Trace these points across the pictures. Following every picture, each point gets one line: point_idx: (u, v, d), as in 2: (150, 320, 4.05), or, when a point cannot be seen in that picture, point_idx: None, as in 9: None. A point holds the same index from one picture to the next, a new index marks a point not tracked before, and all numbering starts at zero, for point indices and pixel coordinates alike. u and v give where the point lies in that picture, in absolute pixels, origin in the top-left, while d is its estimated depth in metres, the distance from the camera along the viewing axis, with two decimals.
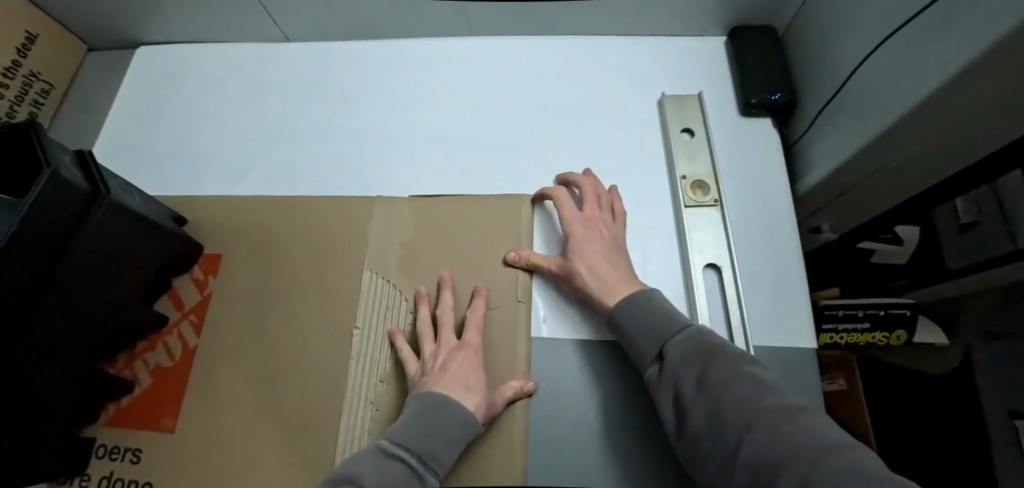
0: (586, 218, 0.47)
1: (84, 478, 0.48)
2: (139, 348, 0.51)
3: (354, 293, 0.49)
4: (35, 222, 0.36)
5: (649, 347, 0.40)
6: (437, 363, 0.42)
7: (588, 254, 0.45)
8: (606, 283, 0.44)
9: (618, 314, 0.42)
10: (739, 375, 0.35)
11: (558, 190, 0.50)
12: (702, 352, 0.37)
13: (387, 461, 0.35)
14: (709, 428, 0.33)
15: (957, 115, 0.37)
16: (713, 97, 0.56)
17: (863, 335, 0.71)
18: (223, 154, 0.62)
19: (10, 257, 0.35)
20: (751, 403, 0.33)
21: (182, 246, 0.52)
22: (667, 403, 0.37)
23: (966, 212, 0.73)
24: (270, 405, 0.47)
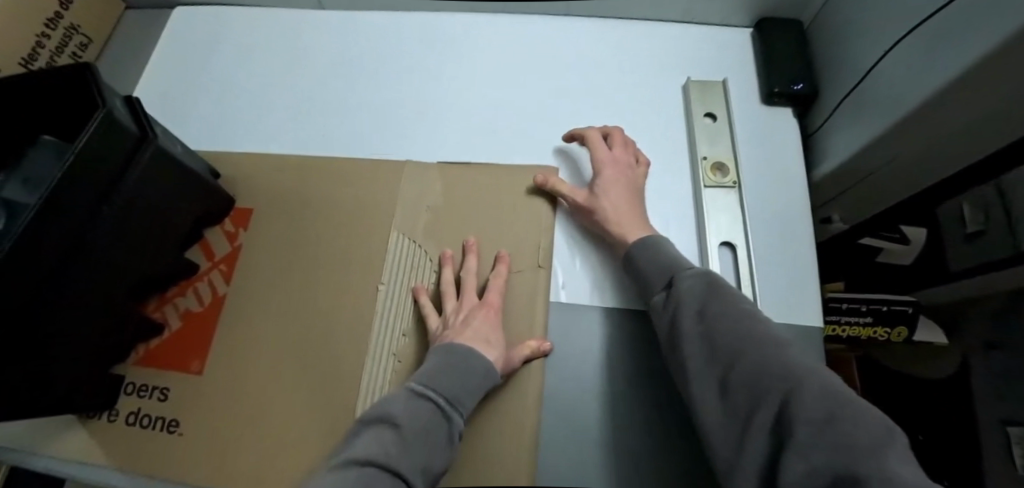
0: (614, 160, 0.50)
1: (112, 412, 0.50)
2: (170, 293, 0.53)
3: (381, 251, 0.51)
4: (88, 160, 0.38)
5: (659, 278, 0.43)
6: (460, 318, 0.45)
7: (611, 194, 0.48)
8: (621, 221, 0.47)
9: (635, 252, 0.45)
10: (737, 307, 0.37)
11: (594, 131, 0.52)
12: (707, 286, 0.39)
13: (417, 400, 0.38)
14: (706, 354, 0.37)
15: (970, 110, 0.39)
16: (736, 84, 0.57)
17: (866, 329, 0.73)
18: (256, 113, 0.63)
19: (67, 192, 0.37)
20: (747, 333, 0.35)
21: (217, 198, 0.54)
22: (665, 327, 0.40)
23: (974, 219, 0.76)
24: (295, 352, 0.49)
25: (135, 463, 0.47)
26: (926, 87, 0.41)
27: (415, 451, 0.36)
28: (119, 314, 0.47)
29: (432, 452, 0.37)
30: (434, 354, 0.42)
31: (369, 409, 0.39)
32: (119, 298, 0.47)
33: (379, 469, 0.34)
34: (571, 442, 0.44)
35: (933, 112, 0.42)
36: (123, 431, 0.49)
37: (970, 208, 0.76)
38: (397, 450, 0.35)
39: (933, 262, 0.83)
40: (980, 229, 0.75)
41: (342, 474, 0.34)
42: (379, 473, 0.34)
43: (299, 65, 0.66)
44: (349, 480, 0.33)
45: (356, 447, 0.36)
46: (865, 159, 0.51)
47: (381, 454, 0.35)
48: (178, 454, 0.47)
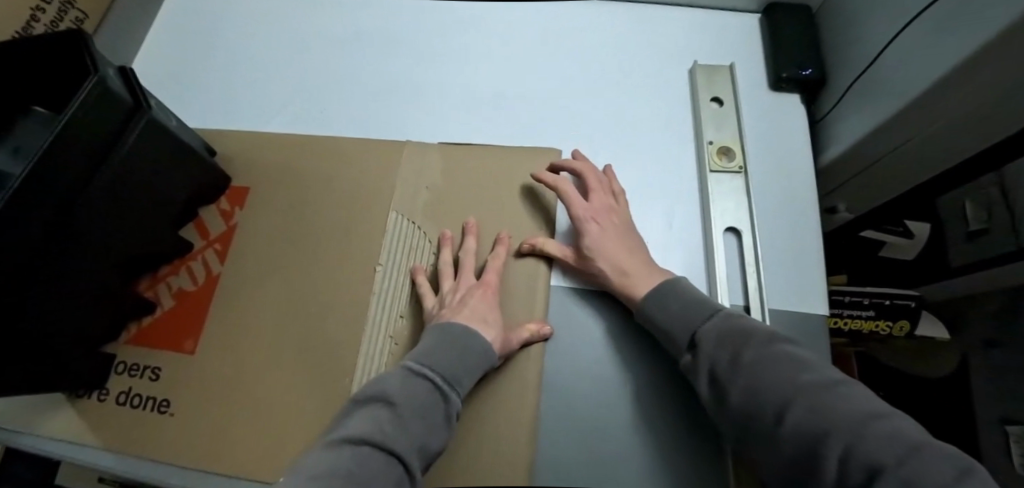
0: (593, 208, 0.47)
1: (103, 392, 0.49)
2: (163, 272, 0.52)
3: (380, 232, 0.50)
4: (78, 129, 0.36)
5: (681, 333, 0.40)
6: (456, 297, 0.44)
7: (607, 249, 0.45)
8: (627, 275, 0.44)
9: (649, 313, 0.42)
10: (776, 354, 0.35)
11: (561, 181, 0.48)
12: (737, 334, 0.38)
13: (414, 379, 0.37)
14: (751, 406, 0.34)
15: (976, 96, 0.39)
16: (743, 69, 0.56)
17: (867, 322, 0.73)
18: (254, 92, 0.62)
19: (55, 161, 0.36)
20: (792, 380, 0.33)
21: (213, 176, 0.53)
22: (704, 385, 0.38)
23: (976, 217, 0.75)
24: (290, 334, 0.48)
25: (125, 443, 0.46)
26: (935, 71, 0.41)
27: (412, 430, 0.35)
28: (112, 291, 0.46)
29: (430, 431, 0.36)
30: (429, 334, 0.41)
31: (363, 388, 0.39)
32: (111, 274, 0.45)
33: (374, 448, 0.33)
34: (574, 427, 0.43)
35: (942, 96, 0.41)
36: (113, 410, 0.48)
37: (972, 206, 0.74)
38: (394, 429, 0.35)
39: (935, 258, 0.82)
40: (983, 227, 0.74)
41: (336, 452, 0.33)
42: (375, 451, 0.33)
43: (299, 45, 0.65)
44: (342, 457, 0.33)
45: (350, 425, 0.35)
46: (871, 146, 0.50)
47: (377, 432, 0.34)
48: (169, 434, 0.46)
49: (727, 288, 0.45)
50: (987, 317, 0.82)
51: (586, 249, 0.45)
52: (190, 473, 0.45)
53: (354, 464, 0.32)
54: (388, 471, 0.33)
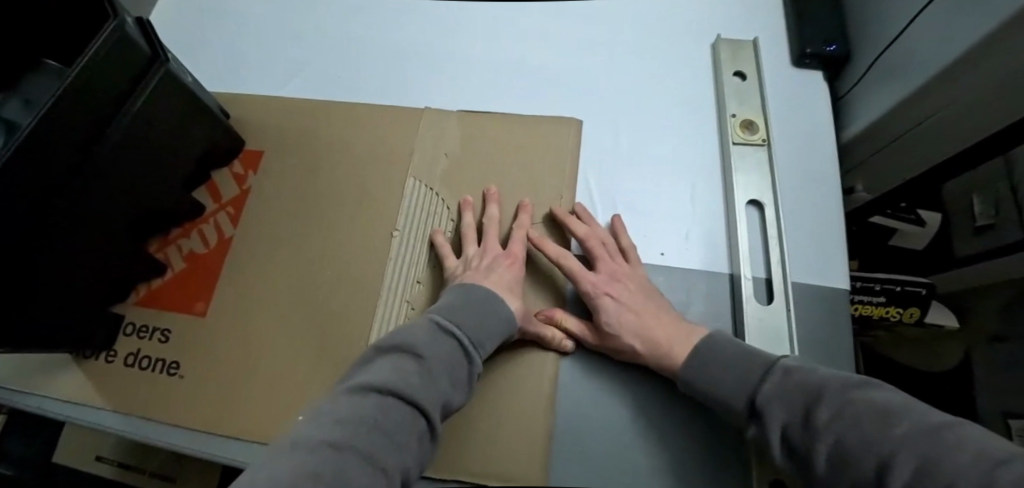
0: (602, 278, 0.43)
1: (111, 354, 0.48)
2: (174, 234, 0.51)
3: (397, 198, 0.49)
4: (89, 80, 0.35)
5: (735, 398, 0.36)
6: (482, 262, 0.43)
7: (629, 323, 0.41)
8: (658, 346, 0.40)
9: (688, 378, 0.38)
10: (858, 406, 0.29)
11: (564, 254, 0.44)
12: (804, 391, 0.32)
13: (440, 334, 0.37)
14: (843, 478, 0.28)
15: (996, 72, 0.38)
16: (766, 44, 0.56)
17: (879, 308, 0.74)
18: (270, 57, 0.61)
19: (71, 112, 0.34)
20: (881, 434, 0.27)
21: (227, 137, 0.52)
22: (781, 454, 0.32)
23: (984, 213, 0.74)
24: (301, 298, 0.47)
25: (134, 405, 0.45)
26: (962, 45, 0.40)
27: (437, 387, 0.34)
28: (121, 250, 0.45)
29: (455, 390, 0.35)
30: (449, 293, 0.41)
31: (384, 339, 0.37)
32: (118, 238, 0.44)
33: (400, 401, 0.32)
34: (585, 398, 0.43)
35: (966, 70, 0.40)
36: (121, 371, 0.47)
37: (981, 200, 0.74)
38: (420, 383, 0.33)
39: (943, 248, 0.82)
40: (990, 222, 0.74)
41: (359, 400, 0.31)
42: (399, 403, 0.31)
43: (316, 12, 0.64)
44: (366, 406, 0.31)
45: (370, 374, 0.33)
46: (893, 122, 0.50)
47: (403, 385, 0.32)
48: (178, 397, 0.45)
49: (748, 257, 0.45)
50: (996, 311, 0.81)
51: (605, 324, 0.42)
52: (197, 437, 0.44)
53: (378, 415, 0.30)
54: (412, 423, 0.31)
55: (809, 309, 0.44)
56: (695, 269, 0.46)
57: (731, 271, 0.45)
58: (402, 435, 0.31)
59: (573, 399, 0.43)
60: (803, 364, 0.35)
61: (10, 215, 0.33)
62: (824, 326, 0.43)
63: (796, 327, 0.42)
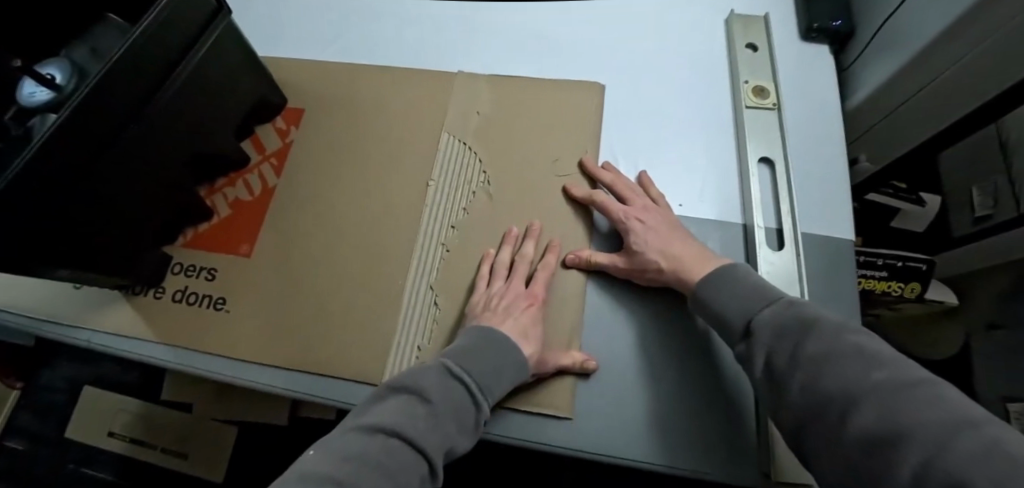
0: (634, 209, 0.47)
1: (159, 290, 0.51)
2: (220, 183, 0.54)
3: (432, 152, 0.53)
4: (163, 25, 0.38)
5: (738, 319, 0.38)
6: (502, 303, 0.44)
7: (657, 242, 0.45)
8: (681, 266, 0.43)
9: (702, 292, 0.41)
10: (844, 350, 0.30)
11: (596, 192, 0.49)
12: (797, 324, 0.34)
13: (449, 380, 0.38)
14: (808, 406, 0.31)
15: (994, 31, 0.42)
16: (777, 20, 0.59)
17: (880, 283, 0.77)
18: (303, 21, 0.64)
19: (146, 50, 0.38)
20: (858, 379, 0.28)
21: (275, 94, 0.56)
22: (759, 369, 0.35)
23: (982, 204, 0.78)
24: (340, 241, 0.50)
25: (182, 336, 0.48)
26: (953, 13, 0.44)
27: (441, 430, 0.36)
28: (177, 191, 0.49)
29: (460, 434, 0.37)
30: (466, 334, 0.42)
31: (396, 375, 0.39)
32: (144, 211, 0.46)
33: (404, 444, 0.35)
34: (609, 337, 0.46)
35: (959, 36, 0.44)
36: (169, 306, 0.50)
37: (980, 192, 0.78)
38: (424, 427, 0.36)
39: (942, 230, 0.86)
40: (987, 212, 0.77)
41: (366, 439, 0.34)
42: (404, 447, 0.34)
43: None
44: (371, 447, 0.34)
45: (378, 412, 0.36)
46: (895, 88, 0.53)
47: (408, 427, 0.35)
48: (223, 329, 0.48)
49: (760, 209, 0.48)
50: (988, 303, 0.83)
51: (635, 245, 0.45)
52: (243, 366, 0.47)
53: (382, 456, 0.33)
54: (415, 466, 0.34)
55: (819, 257, 0.47)
56: (709, 219, 0.49)
57: (744, 221, 0.49)
58: (405, 476, 0.34)
59: (597, 338, 0.46)
60: (810, 302, 0.36)
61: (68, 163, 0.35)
62: (833, 273, 0.46)
63: (805, 272, 0.45)
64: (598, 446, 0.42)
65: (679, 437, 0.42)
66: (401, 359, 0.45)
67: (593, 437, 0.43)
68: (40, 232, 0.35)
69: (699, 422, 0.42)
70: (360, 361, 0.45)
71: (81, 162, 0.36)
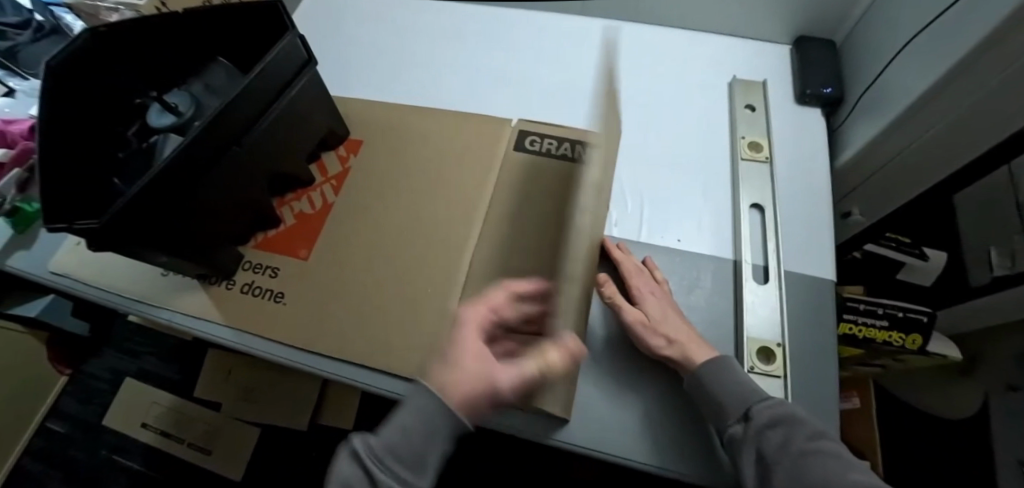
0: (645, 287, 0.51)
1: (230, 282, 0.61)
2: (288, 198, 0.65)
3: (466, 180, 0.62)
4: (267, 71, 0.49)
5: (735, 406, 0.43)
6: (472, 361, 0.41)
7: (669, 322, 0.48)
8: (683, 347, 0.47)
9: (703, 377, 0.45)
10: (824, 452, 0.39)
11: (624, 261, 0.54)
12: (790, 421, 0.41)
13: (348, 462, 0.42)
14: None
15: (957, 104, 0.48)
16: (774, 85, 0.68)
17: (882, 333, 0.80)
18: (367, 67, 0.76)
19: (253, 89, 0.49)
20: (839, 478, 0.37)
21: (341, 126, 0.66)
22: (749, 459, 0.41)
23: (1002, 263, 0.80)
24: (383, 250, 0.59)
25: (246, 322, 0.57)
26: (920, 86, 0.51)
27: None
28: (257, 202, 0.59)
29: None
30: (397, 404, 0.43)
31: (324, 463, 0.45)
32: (229, 214, 0.56)
33: None
34: (608, 351, 0.53)
35: (925, 108, 0.52)
36: (238, 296, 0.59)
37: (1001, 253, 0.81)
38: None
39: (952, 284, 0.89)
40: (1006, 271, 0.79)
41: None
42: None
43: (407, 37, 0.79)
44: None
45: None
46: (879, 148, 0.60)
47: None
48: (279, 318, 0.57)
49: (749, 247, 0.54)
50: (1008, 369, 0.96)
51: (651, 317, 0.49)
52: (293, 351, 0.55)
53: None
54: None
55: (801, 292, 0.52)
56: (704, 253, 0.56)
57: (734, 257, 0.55)
58: None
59: (599, 352, 0.53)
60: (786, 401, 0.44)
61: (187, 171, 0.46)
62: (811, 306, 0.52)
63: (786, 304, 0.51)
64: (594, 444, 0.48)
65: (666, 441, 0.47)
66: (424, 356, 0.52)
67: (590, 434, 0.48)
68: (150, 219, 0.45)
69: (685, 429, 0.48)
70: (388, 354, 0.53)
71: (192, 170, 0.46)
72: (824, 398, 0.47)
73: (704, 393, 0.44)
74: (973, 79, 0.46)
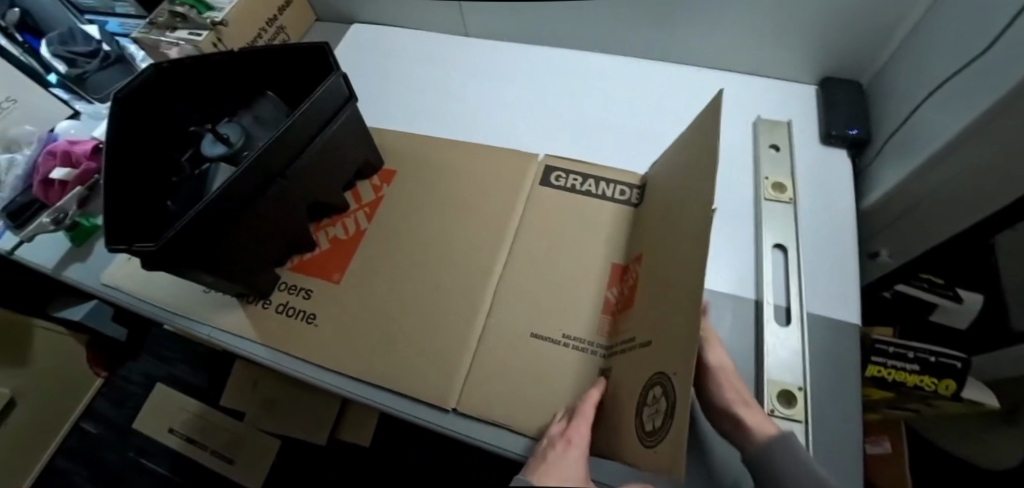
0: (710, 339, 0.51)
1: (266, 301, 0.64)
2: (324, 223, 0.68)
3: (493, 208, 0.64)
4: (310, 109, 0.53)
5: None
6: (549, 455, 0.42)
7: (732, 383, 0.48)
8: (749, 410, 0.45)
9: (775, 453, 0.42)
10: None
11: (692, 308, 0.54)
12: None
13: None
14: None
15: (984, 152, 0.48)
16: (799, 125, 0.69)
17: (913, 377, 0.78)
18: (402, 99, 0.80)
19: (298, 125, 0.53)
20: None
21: (376, 157, 0.70)
22: None
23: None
24: (411, 277, 0.61)
25: (279, 341, 0.60)
26: (938, 137, 0.52)
27: None
28: (296, 228, 0.62)
29: None
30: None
31: None
32: (270, 238, 0.59)
33: None
34: None
35: (943, 160, 0.52)
36: (272, 315, 0.63)
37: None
38: None
39: (992, 328, 0.86)
40: None
41: None
42: None
43: (441, 71, 0.83)
44: None
45: None
46: (901, 193, 0.60)
47: None
48: (312, 339, 0.60)
49: (772, 288, 0.55)
50: None
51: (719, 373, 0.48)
52: (323, 371, 0.58)
53: None
54: None
55: (824, 334, 0.52)
56: (726, 292, 0.56)
57: (757, 297, 0.55)
58: None
59: None
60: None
61: (234, 200, 0.49)
62: (833, 350, 0.51)
63: (808, 345, 0.51)
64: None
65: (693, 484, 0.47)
66: (444, 382, 0.53)
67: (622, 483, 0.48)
68: (200, 243, 0.49)
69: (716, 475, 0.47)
70: (411, 379, 0.54)
71: (239, 199, 0.50)
72: (851, 446, 0.46)
73: (771, 468, 0.42)
74: (998, 130, 0.46)
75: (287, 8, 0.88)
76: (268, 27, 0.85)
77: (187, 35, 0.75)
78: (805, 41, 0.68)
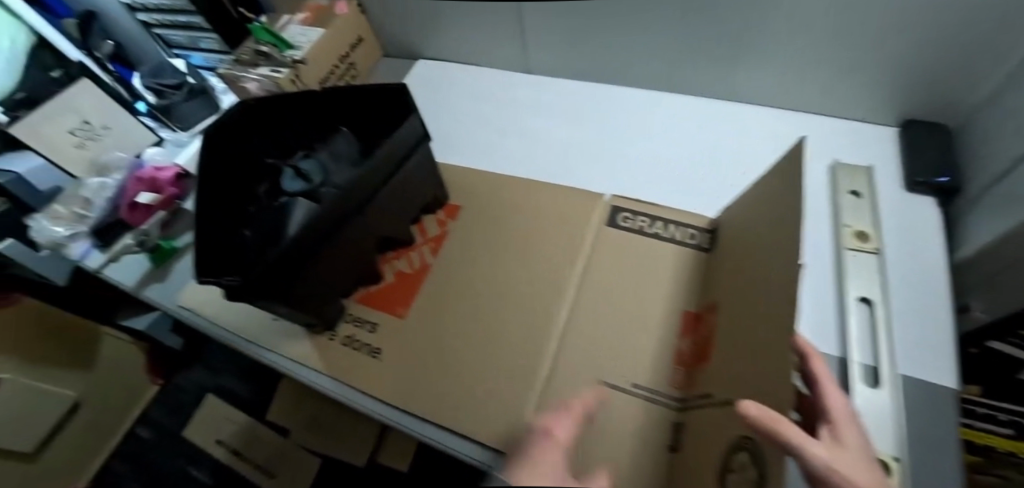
0: (834, 402, 0.37)
1: (332, 333, 0.65)
2: (390, 256, 0.70)
3: (557, 247, 0.64)
4: (389, 150, 0.56)
5: None
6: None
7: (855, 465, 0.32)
8: None
9: None
10: None
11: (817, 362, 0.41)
12: None
13: None
14: None
15: None
16: (880, 171, 0.66)
17: (1005, 440, 0.73)
18: (468, 135, 0.83)
19: (376, 165, 0.55)
20: None
21: (443, 194, 0.72)
22: None
23: None
24: (475, 314, 0.61)
25: (344, 373, 0.61)
26: None
27: None
28: (365, 262, 0.64)
29: None
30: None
31: None
32: (340, 272, 0.61)
33: None
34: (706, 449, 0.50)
35: None
36: (338, 347, 0.64)
37: None
38: None
39: None
40: None
41: None
42: None
43: (506, 107, 0.85)
44: None
45: None
46: (998, 248, 0.57)
47: None
48: (375, 373, 0.60)
49: (859, 346, 0.52)
50: None
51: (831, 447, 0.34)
52: (385, 406, 0.59)
53: None
54: None
55: (920, 401, 0.49)
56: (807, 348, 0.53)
57: (842, 355, 0.52)
58: None
59: None
60: None
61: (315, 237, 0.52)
62: (929, 419, 0.48)
63: (901, 411, 0.47)
64: None
65: None
66: (508, 427, 0.53)
67: None
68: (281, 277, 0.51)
69: None
70: (473, 421, 0.54)
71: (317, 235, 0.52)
72: None
73: None
74: None
75: (359, 46, 0.93)
76: (340, 64, 0.90)
77: (268, 72, 0.81)
78: (886, 82, 0.66)
